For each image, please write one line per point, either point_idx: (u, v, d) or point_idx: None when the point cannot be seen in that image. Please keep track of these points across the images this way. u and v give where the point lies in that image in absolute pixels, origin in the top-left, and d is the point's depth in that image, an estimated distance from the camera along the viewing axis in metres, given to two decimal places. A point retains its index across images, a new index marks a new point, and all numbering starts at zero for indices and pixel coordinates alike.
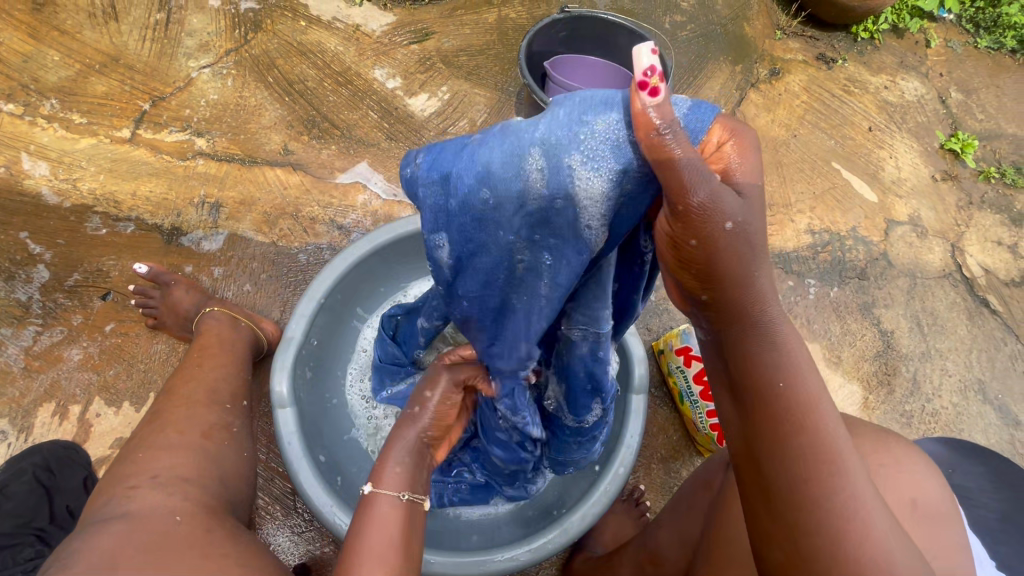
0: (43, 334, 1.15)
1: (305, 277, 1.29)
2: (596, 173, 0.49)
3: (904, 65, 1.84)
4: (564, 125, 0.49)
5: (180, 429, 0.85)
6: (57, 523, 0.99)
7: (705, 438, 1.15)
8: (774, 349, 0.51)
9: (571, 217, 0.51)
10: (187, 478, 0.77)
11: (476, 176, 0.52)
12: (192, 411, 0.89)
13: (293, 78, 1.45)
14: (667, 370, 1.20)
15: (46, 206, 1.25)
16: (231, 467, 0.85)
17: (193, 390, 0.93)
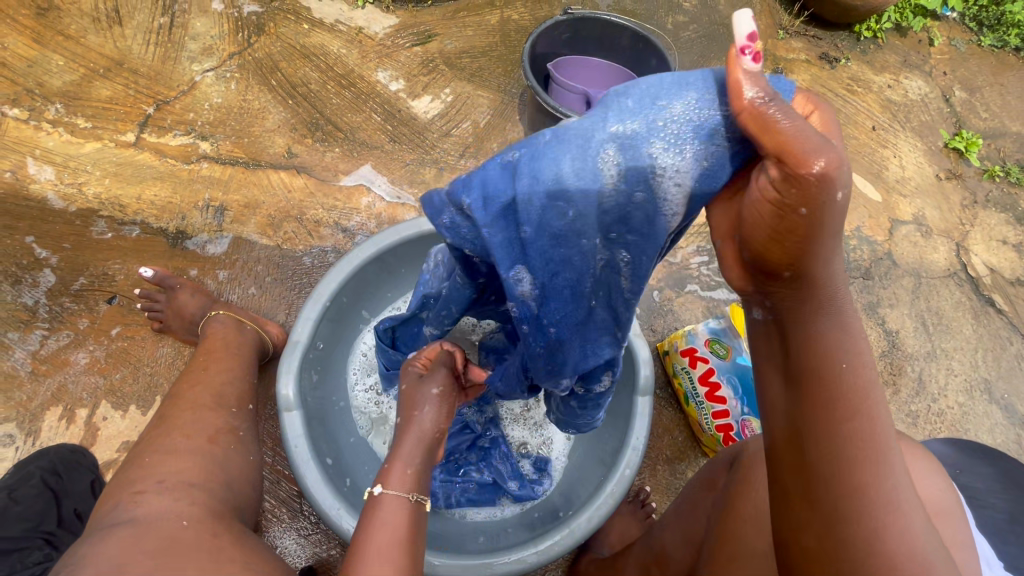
0: (50, 338, 1.15)
1: (309, 279, 1.29)
2: (682, 155, 0.49)
3: (907, 63, 1.83)
4: (639, 114, 0.50)
5: (187, 434, 0.85)
6: (65, 527, 0.99)
7: (711, 439, 1.14)
8: (843, 331, 0.52)
9: (651, 208, 0.51)
10: (193, 483, 0.77)
11: (547, 189, 0.51)
12: (198, 415, 0.89)
13: (296, 81, 1.45)
14: (672, 371, 1.20)
15: (51, 210, 1.26)
16: (236, 471, 0.85)
17: (199, 394, 0.94)
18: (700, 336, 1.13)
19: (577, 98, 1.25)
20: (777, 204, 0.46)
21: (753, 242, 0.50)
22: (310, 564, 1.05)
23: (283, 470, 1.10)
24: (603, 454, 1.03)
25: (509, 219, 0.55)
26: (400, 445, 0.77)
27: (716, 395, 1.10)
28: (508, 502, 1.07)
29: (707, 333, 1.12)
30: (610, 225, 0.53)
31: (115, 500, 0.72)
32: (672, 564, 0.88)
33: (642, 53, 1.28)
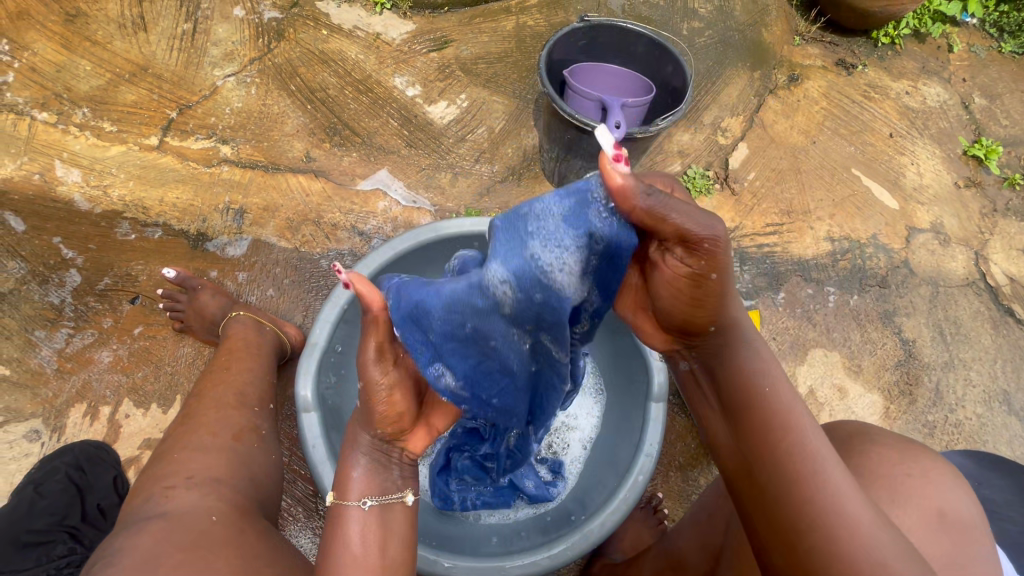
0: (75, 336, 1.18)
1: (327, 281, 1.31)
2: (567, 256, 0.62)
3: (926, 70, 1.82)
4: (512, 241, 0.63)
5: (213, 431, 0.87)
6: (90, 521, 1.02)
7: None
8: (755, 359, 0.66)
9: (555, 308, 0.64)
10: (220, 479, 0.79)
11: (445, 304, 0.68)
12: (223, 413, 0.91)
13: (315, 86, 1.47)
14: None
15: (77, 212, 1.29)
16: (260, 469, 0.87)
17: (222, 393, 0.96)
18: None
19: (592, 105, 1.19)
20: (689, 275, 0.63)
21: (684, 312, 0.67)
22: None
23: (300, 470, 1.12)
24: (614, 459, 1.04)
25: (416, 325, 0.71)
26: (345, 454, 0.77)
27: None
28: (523, 505, 1.08)
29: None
30: (528, 323, 0.67)
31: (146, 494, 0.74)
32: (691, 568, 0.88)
33: (658, 60, 1.28)
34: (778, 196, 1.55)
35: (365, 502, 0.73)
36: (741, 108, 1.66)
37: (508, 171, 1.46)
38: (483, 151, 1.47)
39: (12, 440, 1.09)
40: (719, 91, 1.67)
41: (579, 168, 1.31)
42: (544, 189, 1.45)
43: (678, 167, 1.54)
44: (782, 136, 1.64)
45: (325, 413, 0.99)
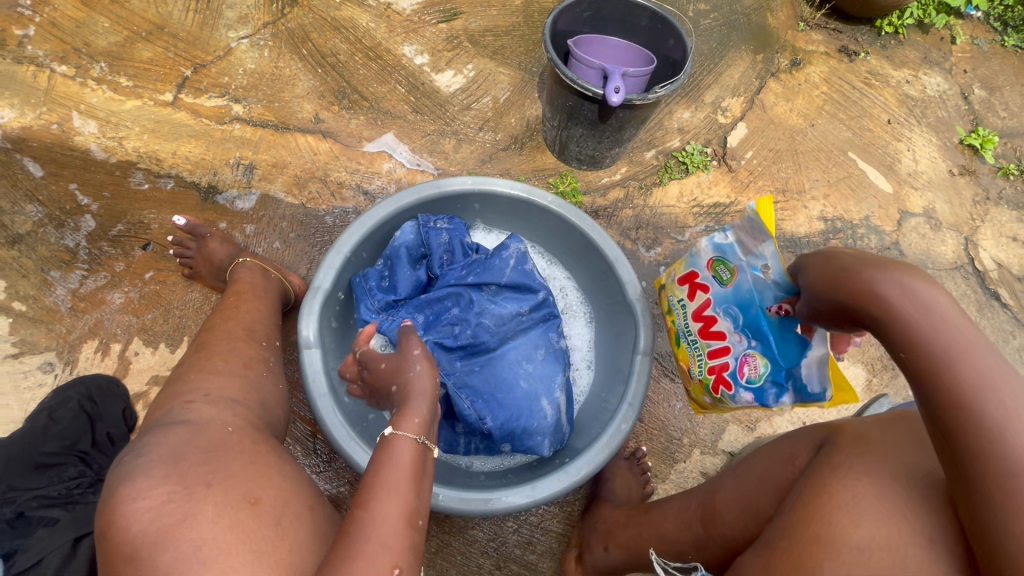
0: (89, 278, 1.23)
1: (332, 237, 1.35)
2: (558, 344, 1.13)
3: (928, 60, 1.84)
4: (527, 341, 1.10)
5: (226, 359, 0.92)
6: (99, 448, 1.08)
7: (698, 387, 1.17)
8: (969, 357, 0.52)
9: (546, 395, 1.06)
10: (235, 399, 0.85)
11: (491, 391, 1.05)
12: (233, 344, 0.96)
13: (326, 52, 1.51)
14: (669, 307, 1.24)
15: (94, 161, 1.34)
16: (271, 397, 0.92)
17: (232, 327, 1.00)
18: (703, 255, 1.10)
19: (595, 73, 1.22)
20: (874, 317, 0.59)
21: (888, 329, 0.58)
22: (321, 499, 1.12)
23: (298, 411, 1.16)
24: (604, 413, 1.09)
25: (473, 399, 1.05)
26: (408, 402, 0.79)
27: (706, 325, 1.12)
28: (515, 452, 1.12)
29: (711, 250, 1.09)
30: (539, 400, 1.05)
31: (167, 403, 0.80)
32: (726, 527, 0.84)
33: (660, 34, 1.31)
34: (774, 175, 1.58)
35: (418, 439, 0.74)
36: (743, 90, 1.69)
37: (511, 139, 1.50)
38: (487, 120, 1.50)
39: (28, 371, 1.15)
40: (722, 72, 1.70)
41: (579, 137, 1.35)
42: (546, 158, 1.49)
43: (677, 143, 1.57)
44: (781, 118, 1.67)
45: (326, 352, 1.03)
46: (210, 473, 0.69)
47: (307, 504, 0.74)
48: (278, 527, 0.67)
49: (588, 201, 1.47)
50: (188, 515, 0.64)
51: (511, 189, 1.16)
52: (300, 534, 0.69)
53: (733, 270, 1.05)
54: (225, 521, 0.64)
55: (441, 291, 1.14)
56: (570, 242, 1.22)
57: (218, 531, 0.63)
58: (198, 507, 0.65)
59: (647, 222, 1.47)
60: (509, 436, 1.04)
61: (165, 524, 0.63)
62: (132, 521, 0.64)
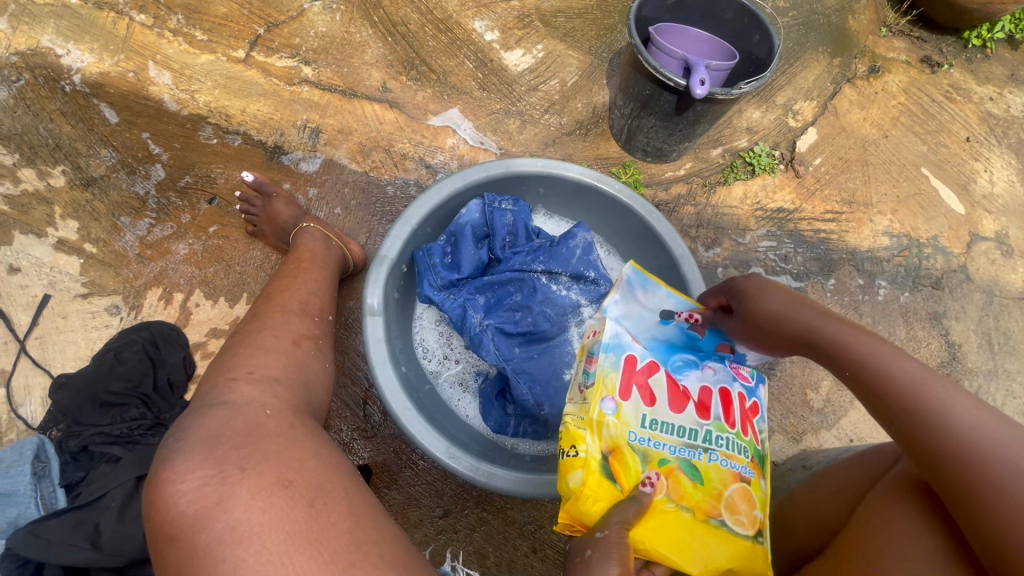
0: (156, 227, 1.25)
1: (393, 208, 1.35)
2: None
3: (1014, 78, 1.75)
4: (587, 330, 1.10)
5: (276, 334, 0.89)
6: (160, 392, 1.10)
7: (756, 484, 0.79)
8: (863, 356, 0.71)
9: None
10: (277, 378, 0.81)
11: (550, 376, 1.06)
12: (286, 318, 0.93)
13: (396, 20, 1.49)
14: (642, 455, 0.79)
15: (166, 111, 1.36)
16: (315, 377, 0.88)
17: (288, 299, 0.97)
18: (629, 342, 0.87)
19: (677, 63, 1.18)
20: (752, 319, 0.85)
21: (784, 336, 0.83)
22: (367, 464, 1.13)
23: (351, 374, 1.17)
24: None
25: (528, 380, 1.05)
26: None
27: (679, 402, 0.83)
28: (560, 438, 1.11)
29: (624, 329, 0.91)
30: None
31: (238, 352, 0.83)
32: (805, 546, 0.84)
33: (746, 28, 1.26)
34: (842, 184, 1.53)
35: None
36: (817, 93, 1.63)
37: (577, 125, 1.47)
38: (553, 103, 1.48)
39: (95, 312, 1.19)
40: (796, 73, 1.64)
41: (649, 128, 1.32)
42: (610, 147, 1.46)
43: (745, 143, 1.52)
44: (854, 126, 1.61)
45: (388, 320, 1.04)
46: (244, 456, 0.67)
47: (344, 485, 0.70)
48: (312, 508, 0.65)
49: (649, 194, 1.45)
50: (223, 498, 0.63)
51: (579, 175, 1.15)
52: (335, 514, 0.65)
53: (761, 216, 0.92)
54: (258, 506, 0.63)
55: (504, 275, 1.14)
56: (634, 233, 1.20)
57: (251, 515, 0.62)
58: (232, 490, 0.64)
59: (708, 220, 1.44)
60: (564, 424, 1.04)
61: (202, 506, 0.63)
62: (172, 503, 0.63)
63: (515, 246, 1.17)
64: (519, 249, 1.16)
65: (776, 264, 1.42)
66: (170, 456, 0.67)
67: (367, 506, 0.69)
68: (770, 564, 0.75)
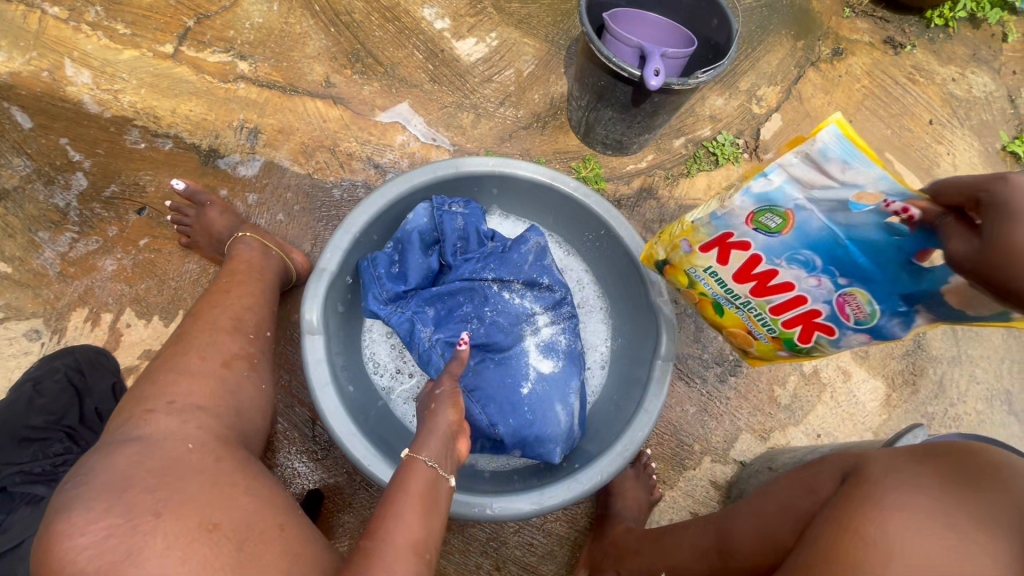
0: (79, 242, 1.16)
1: (338, 212, 1.27)
2: (570, 341, 1.08)
3: (976, 58, 1.73)
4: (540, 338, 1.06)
5: (203, 355, 0.79)
6: (86, 424, 1.03)
7: (762, 343, 0.95)
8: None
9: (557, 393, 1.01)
10: (203, 406, 0.72)
11: (501, 389, 1.01)
12: (214, 338, 0.83)
13: (339, 9, 1.39)
14: (689, 280, 0.94)
15: (87, 114, 1.25)
16: (251, 400, 0.80)
17: (219, 316, 0.87)
18: (738, 214, 0.78)
19: (632, 52, 1.12)
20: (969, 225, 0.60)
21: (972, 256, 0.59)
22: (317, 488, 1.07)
23: (298, 394, 1.11)
24: (618, 417, 1.04)
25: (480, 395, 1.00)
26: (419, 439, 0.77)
27: (744, 276, 0.86)
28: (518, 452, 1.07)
29: (750, 204, 0.76)
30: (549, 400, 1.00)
31: (157, 377, 0.74)
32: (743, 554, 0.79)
33: (704, 11, 1.20)
34: None
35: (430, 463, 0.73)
36: (781, 78, 1.59)
37: (533, 118, 1.40)
38: (509, 95, 1.41)
39: (13, 338, 1.10)
40: (760, 57, 1.60)
41: (607, 121, 1.27)
42: (569, 140, 1.40)
43: (708, 131, 1.48)
44: (819, 111, 1.58)
45: (330, 338, 0.98)
46: (161, 500, 0.59)
47: (279, 523, 0.63)
48: (240, 554, 0.57)
49: (610, 189, 1.40)
50: (132, 550, 0.55)
51: (532, 173, 1.08)
52: (266, 558, 0.58)
53: None
54: (174, 557, 0.55)
55: (454, 282, 1.08)
56: (592, 232, 1.15)
57: (166, 568, 0.54)
58: (144, 541, 0.55)
59: (671, 214, 1.40)
60: (519, 441, 0.99)
61: (105, 563, 0.54)
62: (69, 561, 0.54)
63: (467, 252, 1.12)
64: (471, 255, 1.11)
65: None
66: (69, 505, 0.58)
67: (306, 545, 0.62)
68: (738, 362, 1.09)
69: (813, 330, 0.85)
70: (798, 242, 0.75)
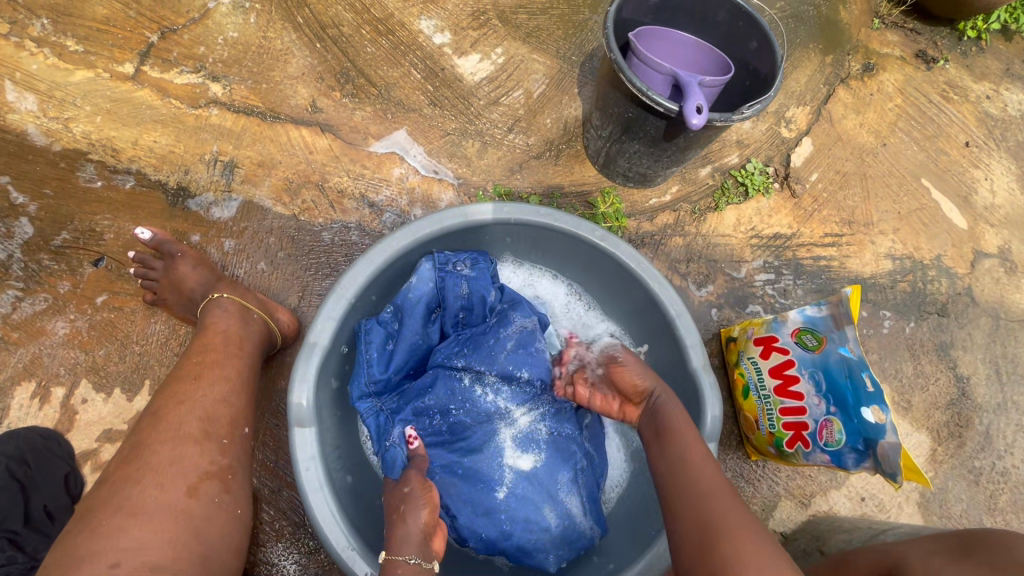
0: (24, 301, 0.99)
1: (329, 259, 1.12)
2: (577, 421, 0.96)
3: (1010, 73, 1.58)
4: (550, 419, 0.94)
5: (161, 483, 0.64)
6: (33, 525, 0.86)
7: (760, 434, 1.03)
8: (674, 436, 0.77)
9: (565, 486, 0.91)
10: (162, 564, 0.58)
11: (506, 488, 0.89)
12: (179, 452, 0.68)
13: (325, 21, 1.23)
14: (736, 361, 1.09)
15: (32, 146, 1.08)
16: (225, 536, 0.65)
17: (185, 416, 0.72)
18: (788, 324, 0.95)
19: (664, 80, 0.98)
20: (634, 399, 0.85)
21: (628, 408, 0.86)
22: None
23: (286, 476, 0.96)
24: (645, 505, 0.92)
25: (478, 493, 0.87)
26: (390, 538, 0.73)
27: (779, 372, 0.97)
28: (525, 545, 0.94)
29: (800, 320, 0.93)
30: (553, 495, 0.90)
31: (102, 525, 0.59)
32: None
33: (741, 33, 1.07)
34: (841, 203, 1.38)
35: (411, 558, 0.69)
36: (809, 97, 1.46)
37: (546, 145, 1.26)
38: (518, 120, 1.26)
39: None
40: (787, 74, 1.47)
41: (632, 153, 1.13)
42: (586, 170, 1.26)
43: (736, 159, 1.34)
44: (851, 133, 1.46)
45: (322, 426, 0.83)
46: None
47: None
48: None
49: (632, 226, 1.26)
50: None
51: (553, 221, 0.94)
52: None
53: (822, 340, 0.90)
54: None
55: (429, 367, 0.95)
56: (618, 285, 1.02)
57: None
58: None
59: (698, 253, 1.27)
60: (536, 540, 0.87)
61: None
62: None
63: (469, 323, 0.99)
64: (472, 324, 0.98)
65: (775, 300, 1.26)
66: None
67: None
68: (760, 455, 1.09)
69: (797, 439, 0.95)
70: (820, 366, 0.90)
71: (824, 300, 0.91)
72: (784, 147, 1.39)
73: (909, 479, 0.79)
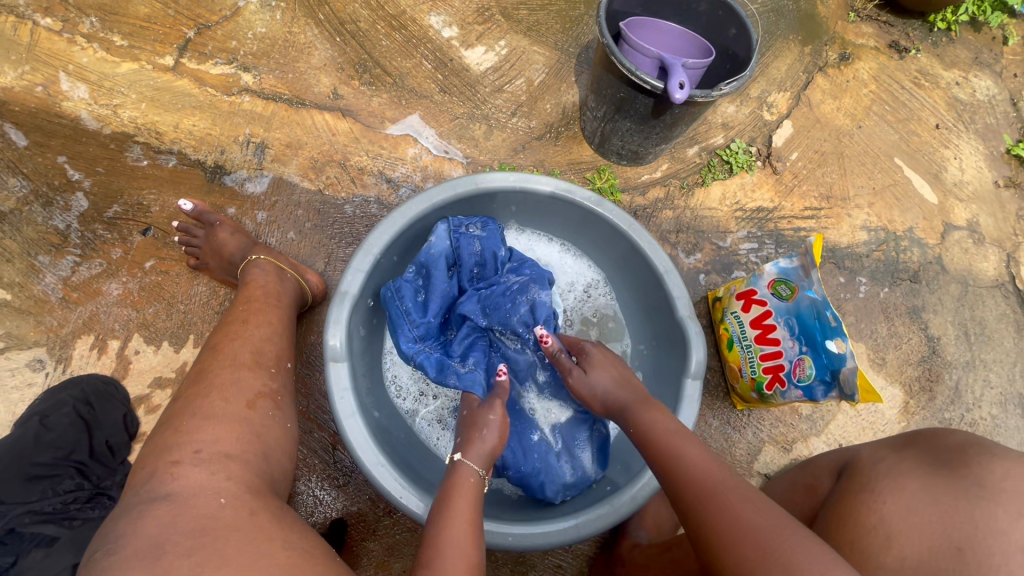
0: (82, 265, 1.11)
1: (352, 229, 1.24)
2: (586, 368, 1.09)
3: (978, 61, 1.69)
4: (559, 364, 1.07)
5: (225, 397, 0.77)
6: (97, 458, 0.99)
7: (744, 381, 1.14)
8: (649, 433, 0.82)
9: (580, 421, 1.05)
10: (230, 454, 0.70)
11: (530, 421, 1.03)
12: (237, 374, 0.81)
13: (344, 18, 1.35)
14: (721, 318, 1.20)
15: (85, 130, 1.20)
16: (277, 443, 0.77)
17: (238, 349, 0.85)
18: (765, 277, 1.06)
19: (651, 63, 1.10)
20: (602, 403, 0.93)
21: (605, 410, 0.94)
22: (340, 516, 1.04)
23: (316, 418, 1.07)
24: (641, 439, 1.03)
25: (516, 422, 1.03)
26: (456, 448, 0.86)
27: (759, 322, 1.08)
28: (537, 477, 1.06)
29: (774, 273, 1.04)
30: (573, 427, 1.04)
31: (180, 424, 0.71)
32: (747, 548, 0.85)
33: (722, 21, 1.19)
34: (819, 179, 1.50)
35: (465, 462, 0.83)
36: (790, 84, 1.58)
37: (546, 128, 1.38)
38: (521, 105, 1.38)
39: (16, 368, 1.06)
40: (769, 63, 1.59)
41: (625, 131, 1.24)
42: (583, 150, 1.38)
43: (721, 139, 1.46)
44: (829, 117, 1.57)
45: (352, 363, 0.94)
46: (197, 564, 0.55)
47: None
48: None
49: (626, 200, 1.38)
50: None
51: (554, 189, 1.06)
52: None
53: (795, 289, 1.01)
54: None
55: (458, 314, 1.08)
56: (612, 247, 1.13)
57: None
58: None
59: (687, 224, 1.38)
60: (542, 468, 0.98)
61: None
62: None
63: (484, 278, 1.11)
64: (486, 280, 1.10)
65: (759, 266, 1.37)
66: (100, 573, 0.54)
67: None
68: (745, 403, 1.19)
69: (775, 381, 1.05)
70: (793, 313, 1.01)
71: (794, 253, 1.02)
72: (765, 129, 1.51)
73: (867, 400, 0.90)
